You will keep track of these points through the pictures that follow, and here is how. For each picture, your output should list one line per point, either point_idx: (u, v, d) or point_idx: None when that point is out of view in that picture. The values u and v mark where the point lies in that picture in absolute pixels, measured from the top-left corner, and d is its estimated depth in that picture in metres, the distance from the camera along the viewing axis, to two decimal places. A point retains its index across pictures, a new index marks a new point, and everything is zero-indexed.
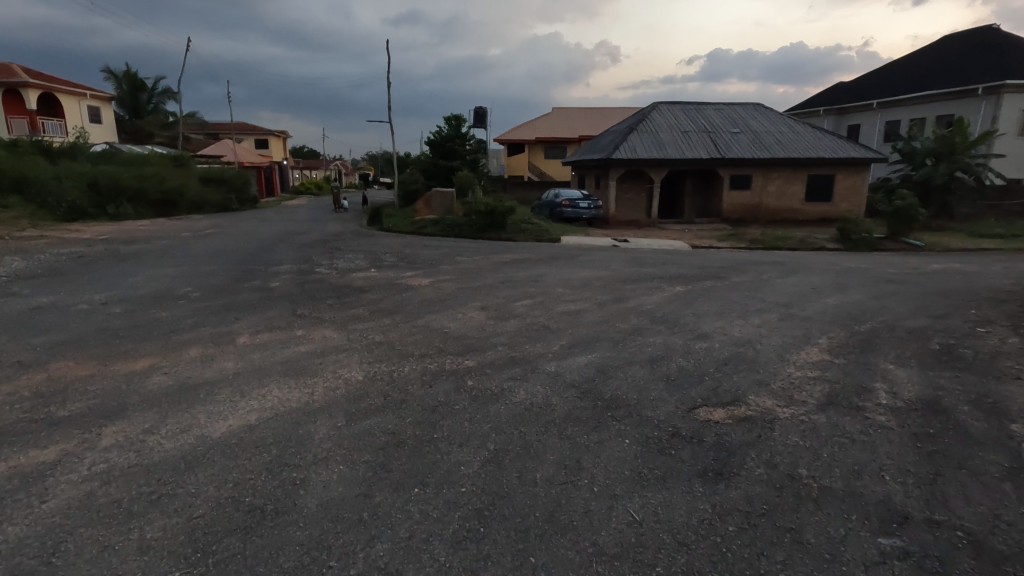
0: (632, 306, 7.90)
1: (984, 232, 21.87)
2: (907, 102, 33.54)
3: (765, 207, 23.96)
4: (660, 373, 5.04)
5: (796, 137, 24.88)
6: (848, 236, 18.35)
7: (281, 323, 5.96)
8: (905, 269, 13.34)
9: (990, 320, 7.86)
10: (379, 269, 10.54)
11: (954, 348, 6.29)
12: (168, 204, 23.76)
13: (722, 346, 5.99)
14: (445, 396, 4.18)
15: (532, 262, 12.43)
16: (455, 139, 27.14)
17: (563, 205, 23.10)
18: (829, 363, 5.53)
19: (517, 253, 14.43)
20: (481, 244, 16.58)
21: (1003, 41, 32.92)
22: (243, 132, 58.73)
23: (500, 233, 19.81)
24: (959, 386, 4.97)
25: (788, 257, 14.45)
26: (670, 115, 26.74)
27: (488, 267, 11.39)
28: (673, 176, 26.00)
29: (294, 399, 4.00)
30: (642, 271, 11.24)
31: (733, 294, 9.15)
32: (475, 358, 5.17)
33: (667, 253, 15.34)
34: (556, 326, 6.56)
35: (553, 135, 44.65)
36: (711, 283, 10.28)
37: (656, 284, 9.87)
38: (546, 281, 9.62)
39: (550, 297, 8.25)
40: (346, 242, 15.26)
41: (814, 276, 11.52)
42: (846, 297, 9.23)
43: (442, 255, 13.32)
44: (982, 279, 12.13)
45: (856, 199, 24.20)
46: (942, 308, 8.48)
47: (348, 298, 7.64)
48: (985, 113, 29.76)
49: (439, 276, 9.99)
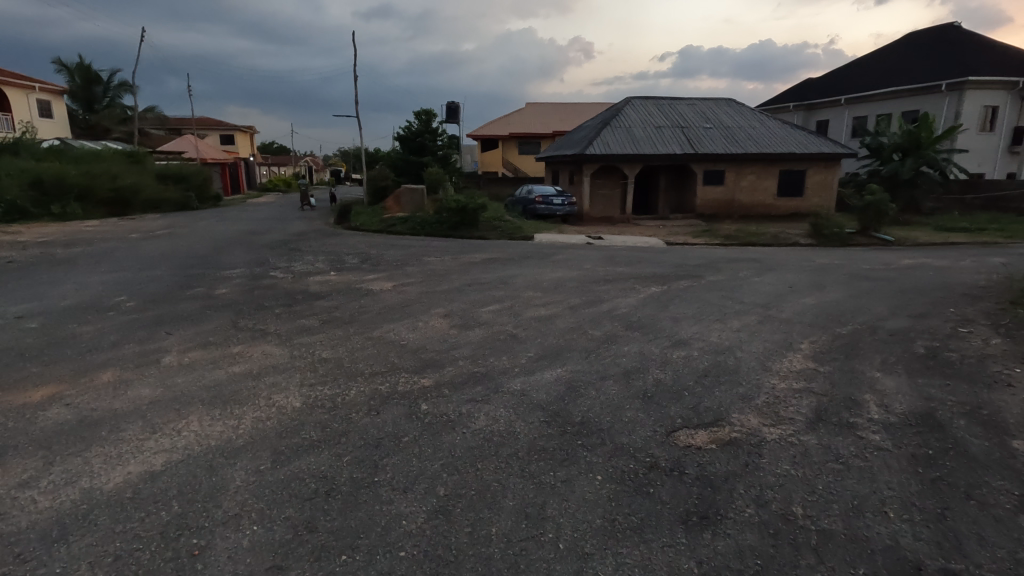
0: (606, 310, 7.48)
1: (950, 226, 22.16)
2: (873, 98, 33.98)
3: (738, 203, 23.91)
4: (635, 389, 4.61)
5: (767, 133, 24.87)
6: (820, 231, 18.33)
7: (218, 338, 5.36)
8: (877, 265, 13.26)
9: (969, 319, 7.67)
10: (339, 272, 9.93)
11: (939, 352, 6.01)
12: (122, 203, 22.57)
13: (700, 355, 5.60)
14: (393, 425, 3.66)
15: (503, 262, 11.95)
16: (426, 135, 26.46)
17: (536, 202, 22.62)
18: (814, 372, 5.19)
19: (488, 252, 13.92)
20: (451, 243, 16.01)
21: (964, 38, 33.64)
22: (208, 128, 56.82)
23: (471, 231, 19.27)
24: (953, 396, 4.65)
25: (762, 254, 14.27)
26: (644, 111, 26.52)
27: (455, 268, 10.87)
28: (646, 172, 25.80)
29: (215, 434, 3.44)
30: (616, 271, 10.86)
31: (709, 295, 8.81)
32: (433, 375, 4.67)
33: (641, 251, 15.03)
34: (524, 334, 6.11)
35: (527, 130, 44.17)
36: (687, 283, 9.95)
37: (630, 285, 9.49)
38: (516, 283, 9.15)
39: (519, 301, 7.79)
40: (309, 242, 14.53)
41: (790, 273, 11.31)
42: (823, 296, 8.99)
43: (410, 255, 12.77)
44: (954, 275, 12.08)
45: (827, 194, 24.31)
46: (920, 308, 8.28)
47: (299, 307, 7.04)
48: (948, 108, 30.33)
49: (403, 279, 9.43)
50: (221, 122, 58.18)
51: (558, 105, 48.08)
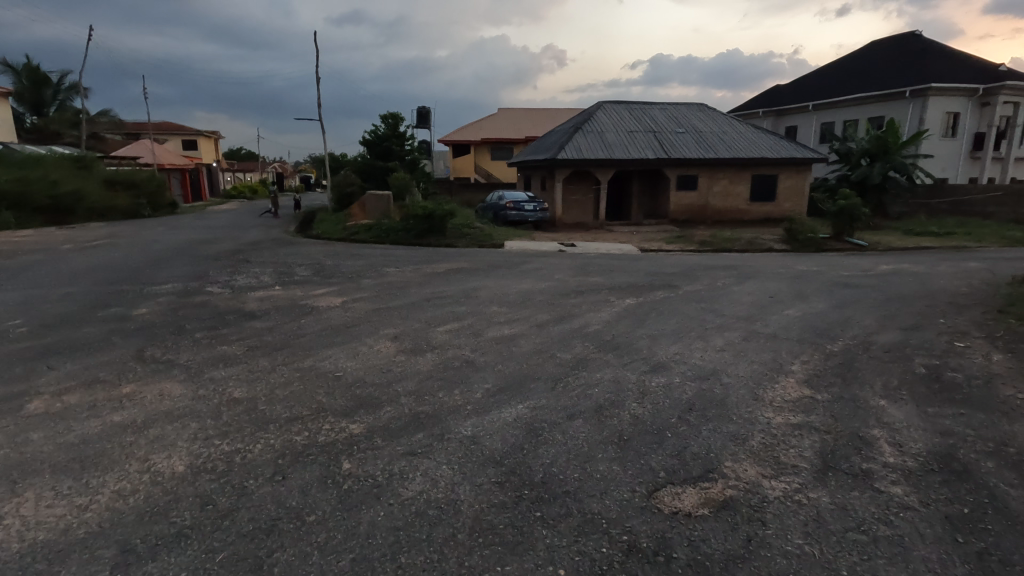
0: (577, 327, 6.77)
1: (920, 231, 22.23)
2: (841, 104, 34.33)
3: (711, 208, 23.61)
4: (610, 430, 3.87)
5: (740, 137, 24.66)
6: (794, 236, 18.06)
7: (108, 375, 4.42)
8: (855, 271, 12.90)
9: (963, 330, 7.16)
10: (285, 286, 9.00)
11: (942, 372, 5.44)
12: (63, 211, 21.10)
13: (682, 383, 4.89)
14: (299, 497, 2.84)
15: (469, 272, 11.19)
16: (393, 139, 25.41)
17: (507, 208, 21.90)
18: (811, 401, 4.55)
19: (454, 262, 13.15)
20: (417, 252, 15.19)
21: (926, 46, 34.31)
22: (168, 132, 54.74)
23: (439, 239, 18.46)
24: (971, 429, 4.05)
25: (738, 261, 13.84)
26: (616, 115, 26.11)
27: (416, 280, 10.05)
28: (619, 177, 25.36)
29: (50, 522, 2.57)
30: (588, 281, 10.20)
31: (688, 307, 8.19)
32: (365, 419, 3.86)
33: (615, 258, 14.46)
34: (483, 359, 5.34)
35: (499, 136, 43.58)
36: (663, 294, 9.32)
37: (603, 297, 8.83)
38: (479, 297, 8.40)
39: (481, 318, 7.03)
40: (262, 252, 13.53)
41: (770, 282, 10.79)
42: (807, 307, 8.44)
43: (369, 265, 11.94)
44: (933, 281, 11.75)
45: (800, 199, 24.19)
46: (908, 319, 7.79)
47: (227, 328, 6.14)
48: (912, 115, 30.76)
49: (355, 293, 8.59)
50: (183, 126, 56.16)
51: (530, 110, 47.65)
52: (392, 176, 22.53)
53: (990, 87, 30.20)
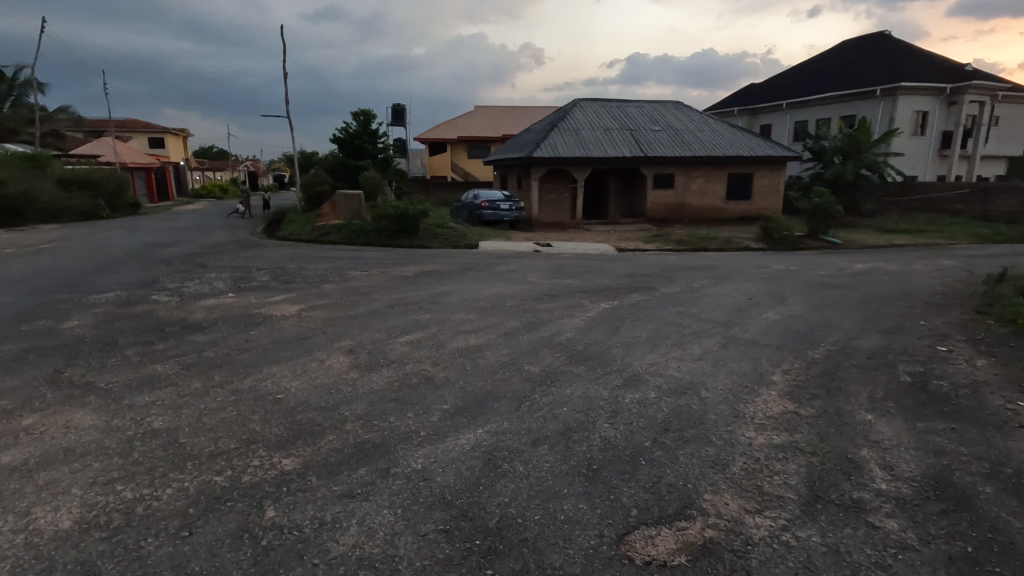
0: (548, 335, 6.39)
1: (892, 228, 22.41)
2: (813, 103, 34.67)
3: (688, 206, 23.49)
4: (579, 458, 3.48)
5: (716, 136, 24.58)
6: (771, 235, 17.99)
7: (9, 404, 3.88)
8: (832, 270, 12.79)
9: (944, 333, 6.97)
10: (239, 293, 8.45)
11: (927, 380, 5.19)
12: (14, 213, 20.03)
13: (657, 399, 4.53)
14: (206, 561, 2.40)
15: (439, 275, 10.74)
16: (365, 138, 24.69)
17: (482, 207, 21.45)
18: (795, 417, 4.24)
19: (426, 264, 12.68)
20: (388, 254, 14.67)
21: (895, 46, 34.83)
22: (133, 130, 53.00)
23: (412, 240, 17.96)
24: (966, 447, 3.77)
25: (715, 261, 13.67)
26: (592, 113, 25.82)
27: (382, 284, 9.58)
28: (596, 176, 25.11)
29: None
30: (562, 284, 9.85)
31: (664, 311, 7.88)
32: (301, 451, 3.40)
33: (591, 259, 14.16)
34: (443, 375, 4.92)
35: (475, 134, 43.08)
36: (639, 297, 9.01)
37: (577, 301, 8.49)
38: (447, 303, 7.98)
39: (446, 327, 6.61)
40: (223, 255, 12.89)
41: (747, 283, 10.57)
42: (785, 309, 8.21)
43: (336, 269, 11.43)
44: (909, 280, 11.67)
45: (775, 197, 24.21)
46: (888, 321, 7.59)
47: (163, 343, 5.59)
48: (883, 113, 31.17)
49: (315, 300, 8.09)
50: (149, 124, 54.42)
51: (507, 108, 47.24)
52: (363, 175, 21.88)
53: (957, 87, 30.75)
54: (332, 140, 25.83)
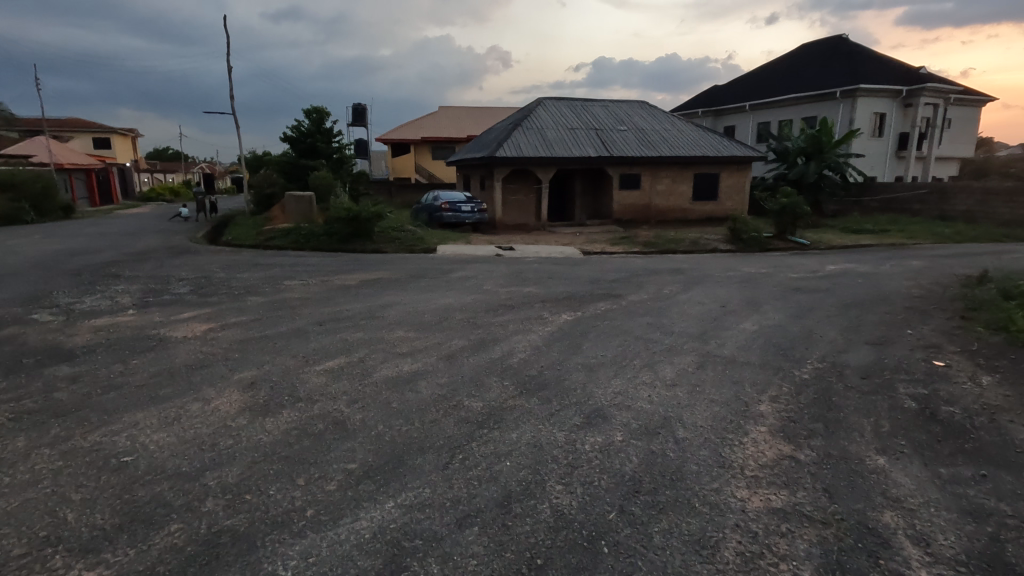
0: (498, 357, 5.46)
1: (856, 228, 22.34)
2: (775, 104, 34.86)
3: (655, 207, 22.96)
4: (519, 549, 2.55)
5: (681, 136, 24.14)
6: (739, 236, 17.53)
7: None
8: (804, 272, 12.29)
9: (937, 344, 6.33)
10: (142, 309, 7.23)
11: (933, 404, 4.46)
12: None
13: (625, 444, 3.64)
14: None
15: (386, 284, 9.72)
16: (318, 137, 23.15)
17: (443, 209, 20.40)
18: (794, 466, 3.41)
19: (376, 271, 11.63)
20: (335, 259, 13.53)
21: (853, 49, 35.30)
22: (76, 129, 50.09)
23: (366, 244, 16.83)
24: (1008, 506, 3.00)
25: (684, 264, 13.06)
26: (556, 112, 25.11)
27: (317, 295, 8.48)
28: (561, 176, 24.38)
29: None
30: (521, 293, 8.97)
31: (632, 323, 7.03)
32: (117, 557, 2.38)
33: (555, 263, 13.38)
34: (357, 416, 3.92)
35: (439, 134, 41.95)
36: (604, 306, 8.14)
37: (537, 312, 7.62)
38: (388, 317, 7.01)
39: (378, 348, 5.62)
40: (145, 264, 11.52)
41: (719, 288, 9.86)
42: (761, 318, 7.49)
43: (273, 277, 10.31)
44: (883, 283, 11.19)
45: (741, 198, 23.90)
46: (873, 331, 6.95)
47: (6, 382, 4.42)
48: (843, 115, 31.43)
49: (234, 316, 6.99)
50: (94, 123, 51.41)
51: (472, 109, 46.30)
52: (314, 175, 20.46)
53: (913, 89, 31.26)
54: (283, 139, 24.21)
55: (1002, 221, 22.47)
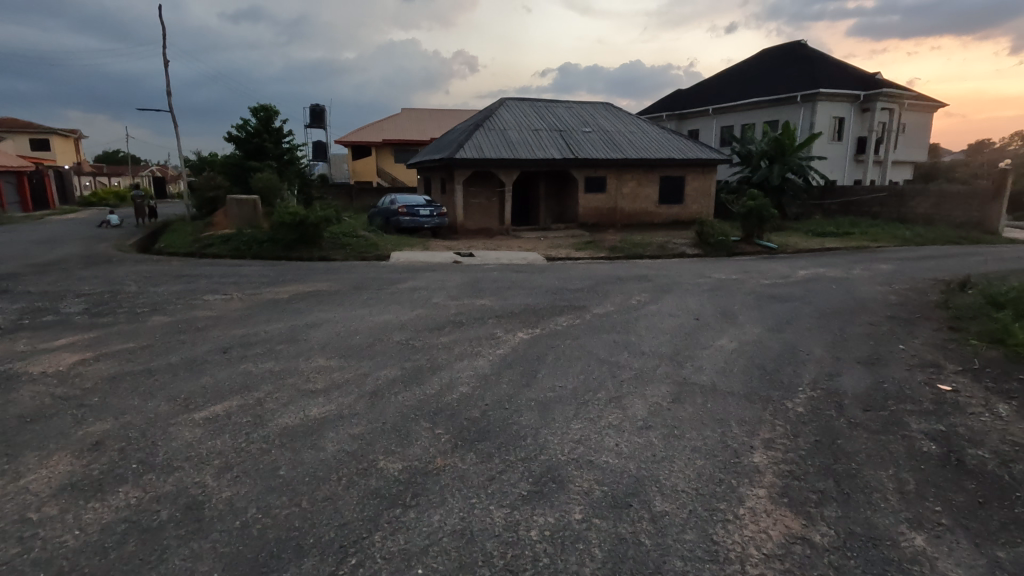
0: (435, 392, 4.49)
1: (821, 231, 22.20)
2: (738, 108, 34.93)
3: (621, 211, 22.33)
4: None
5: (646, 138, 23.64)
6: (706, 239, 16.96)
7: None
8: (775, 277, 11.73)
9: (934, 362, 5.64)
10: (8, 336, 5.96)
11: (958, 448, 3.68)
12: None
13: (586, 527, 2.71)
14: None
15: (323, 297, 8.65)
16: (265, 136, 21.65)
17: (399, 213, 19.25)
18: (808, 555, 2.54)
19: (317, 281, 10.49)
20: (275, 269, 12.33)
21: (811, 54, 35.69)
22: (12, 128, 46.95)
23: (313, 251, 15.59)
24: None
25: (652, 270, 12.36)
26: (519, 113, 24.29)
27: (237, 313, 7.34)
28: (525, 179, 23.55)
29: None
30: (474, 306, 8.03)
31: (597, 342, 6.14)
32: None
33: (516, 270, 12.50)
34: (221, 494, 2.88)
35: (401, 137, 40.72)
36: (565, 322, 7.22)
37: (490, 330, 6.67)
38: (312, 340, 5.95)
39: (286, 383, 4.56)
40: (48, 276, 10.12)
41: (690, 297, 9.10)
42: (738, 332, 6.73)
43: (195, 290, 9.09)
44: (857, 288, 10.65)
45: (707, 201, 23.51)
46: (861, 346, 6.24)
47: None
48: (803, 118, 31.63)
49: (121, 343, 5.79)
50: (30, 124, 48.17)
51: (436, 111, 45.20)
52: (258, 177, 19.00)
53: (870, 94, 31.73)
54: (227, 138, 22.47)
55: (958, 223, 22.74)
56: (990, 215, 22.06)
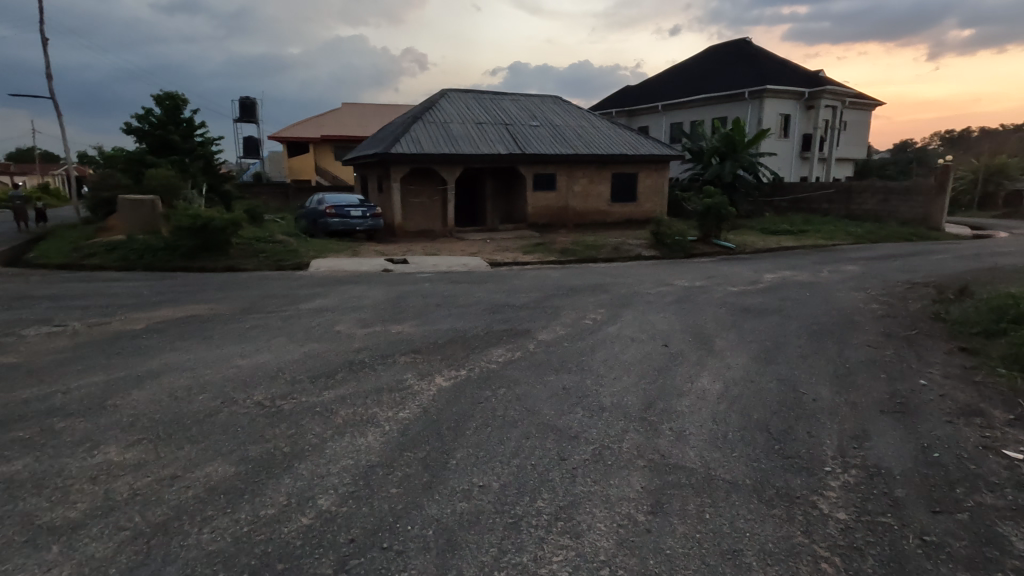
0: (273, 516, 2.76)
1: (775, 229, 21.54)
2: (687, 105, 34.34)
3: (571, 210, 20.95)
4: None
5: (596, 133, 22.37)
6: (662, 240, 15.78)
7: None
8: (741, 284, 10.53)
9: (978, 409, 4.32)
10: None
11: None
12: None
13: None
14: None
15: (199, 325, 6.73)
16: (171, 128, 19.09)
17: (327, 214, 17.18)
18: None
19: (204, 300, 8.48)
20: (162, 284, 10.20)
21: (756, 51, 35.50)
22: None
23: (219, 259, 13.41)
24: None
25: (608, 277, 10.96)
26: (461, 105, 22.52)
27: (55, 358, 5.35)
28: (469, 176, 21.84)
29: None
30: (389, 335, 6.30)
31: (539, 393, 4.52)
32: None
33: (456, 280, 10.83)
34: None
35: (340, 134, 38.18)
36: (502, 357, 5.57)
37: (398, 375, 4.96)
38: (135, 407, 4.08)
39: (15, 511, 2.72)
40: None
41: (654, 314, 7.62)
42: (721, 367, 5.28)
43: (26, 320, 6.95)
44: (832, 294, 9.55)
45: (660, 198, 22.44)
46: (877, 385, 4.87)
47: None
48: (751, 115, 31.27)
49: None
50: None
51: (378, 106, 42.74)
52: (150, 174, 16.34)
53: (814, 91, 31.70)
54: (127, 129, 19.63)
55: (906, 220, 22.54)
56: (933, 212, 21.82)
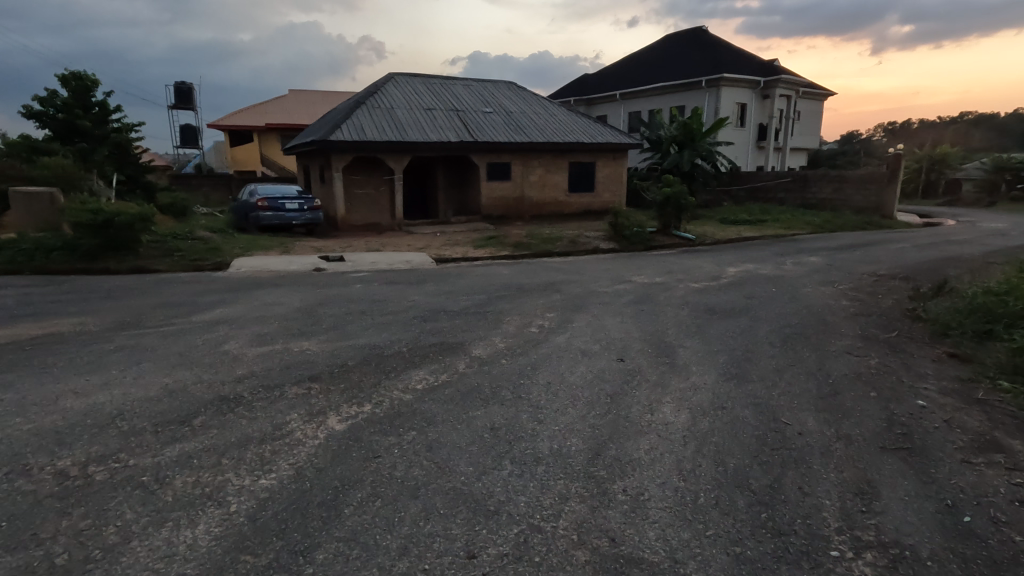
0: None
1: (734, 218, 21.14)
2: (645, 94, 33.79)
3: (527, 201, 19.95)
4: None
5: (551, 120, 21.40)
6: (621, 232, 15.01)
7: None
8: (704, 279, 9.76)
9: (996, 441, 3.51)
10: None
11: None
12: None
13: None
14: None
15: (54, 347, 5.41)
16: (78, 111, 17.05)
17: (258, 207, 15.65)
18: None
19: (83, 311, 7.13)
20: (45, 290, 8.73)
21: (712, 40, 35.19)
22: None
23: (126, 259, 11.84)
24: None
25: (563, 273, 10.05)
26: (409, 90, 21.15)
27: None
28: (419, 165, 20.56)
29: None
30: (292, 354, 5.15)
31: (460, 439, 3.49)
32: None
33: (396, 280, 9.72)
34: None
35: (286, 122, 36.07)
36: (424, 383, 4.50)
37: (282, 416, 3.83)
38: None
39: None
40: None
41: (610, 318, 6.69)
42: (689, 389, 4.36)
43: None
44: (799, 290, 8.84)
45: (618, 188, 21.68)
46: (871, 409, 4.03)
47: None
48: (709, 104, 30.91)
49: None
50: None
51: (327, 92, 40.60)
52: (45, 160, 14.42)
53: (769, 80, 31.59)
54: (27, 111, 17.46)
55: (860, 209, 22.48)
56: (886, 201, 21.66)
